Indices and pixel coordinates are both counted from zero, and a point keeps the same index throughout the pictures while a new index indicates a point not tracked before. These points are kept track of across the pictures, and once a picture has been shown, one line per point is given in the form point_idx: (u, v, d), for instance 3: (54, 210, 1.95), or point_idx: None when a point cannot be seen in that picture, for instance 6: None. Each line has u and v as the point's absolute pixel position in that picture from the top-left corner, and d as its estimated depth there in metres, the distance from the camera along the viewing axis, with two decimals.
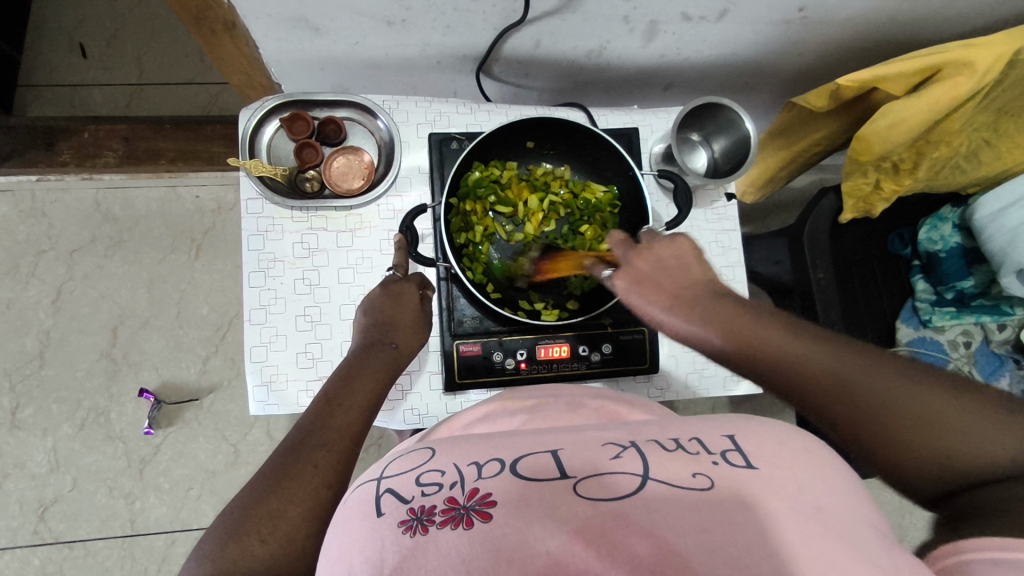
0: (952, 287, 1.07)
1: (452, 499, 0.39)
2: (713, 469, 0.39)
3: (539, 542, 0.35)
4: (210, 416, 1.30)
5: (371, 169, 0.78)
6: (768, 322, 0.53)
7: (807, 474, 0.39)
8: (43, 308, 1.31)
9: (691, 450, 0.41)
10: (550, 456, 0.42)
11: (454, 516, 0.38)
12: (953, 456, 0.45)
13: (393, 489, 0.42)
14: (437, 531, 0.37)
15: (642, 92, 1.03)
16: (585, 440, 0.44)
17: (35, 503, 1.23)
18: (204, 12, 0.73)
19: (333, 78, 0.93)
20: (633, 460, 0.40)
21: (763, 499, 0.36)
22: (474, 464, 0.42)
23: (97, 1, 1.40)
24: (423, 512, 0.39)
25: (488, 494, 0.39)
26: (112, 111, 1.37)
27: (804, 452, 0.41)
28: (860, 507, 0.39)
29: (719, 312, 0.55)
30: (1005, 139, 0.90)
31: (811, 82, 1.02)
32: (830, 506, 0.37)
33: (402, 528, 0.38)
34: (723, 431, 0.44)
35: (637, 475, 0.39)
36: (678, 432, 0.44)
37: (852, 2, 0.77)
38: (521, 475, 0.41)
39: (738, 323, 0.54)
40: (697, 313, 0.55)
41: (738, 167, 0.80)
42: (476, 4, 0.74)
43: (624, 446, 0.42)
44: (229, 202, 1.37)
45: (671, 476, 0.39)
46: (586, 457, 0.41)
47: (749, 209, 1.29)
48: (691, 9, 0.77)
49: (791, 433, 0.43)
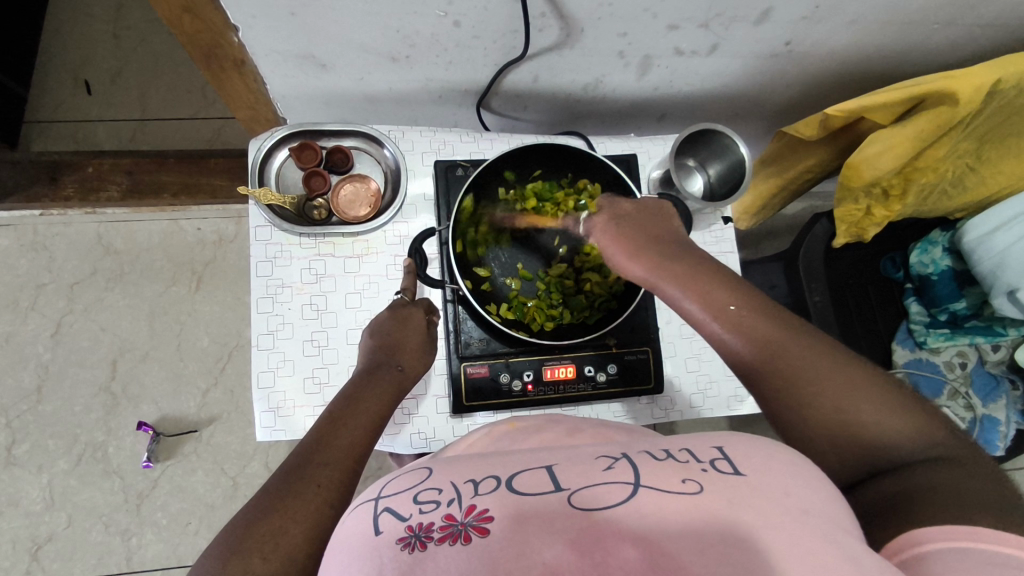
0: (946, 308, 1.09)
1: (450, 515, 0.39)
2: (702, 476, 0.39)
3: (537, 554, 0.35)
4: (208, 449, 1.28)
5: (377, 197, 0.80)
6: (728, 284, 0.57)
7: (796, 481, 0.39)
8: (42, 342, 1.30)
9: (681, 460, 0.42)
10: (545, 471, 0.42)
11: (452, 532, 0.38)
12: (865, 435, 0.49)
13: (392, 508, 0.41)
14: (436, 547, 0.37)
15: (638, 123, 1.07)
16: (579, 455, 0.44)
17: (29, 542, 1.20)
18: (216, 49, 0.76)
19: (339, 112, 0.96)
20: (624, 471, 0.41)
21: (754, 506, 0.37)
22: (470, 480, 0.42)
23: (105, 42, 1.44)
24: (422, 529, 0.39)
25: (485, 509, 0.39)
26: (116, 147, 1.39)
27: (788, 461, 0.41)
28: (846, 512, 0.39)
29: (688, 268, 0.59)
30: (989, 165, 0.93)
31: (799, 112, 1.06)
32: (816, 509, 0.37)
33: (401, 544, 0.38)
34: (710, 442, 0.44)
35: (629, 485, 0.39)
36: (668, 444, 0.45)
37: (834, 37, 0.82)
38: (517, 490, 0.40)
39: (694, 277, 0.59)
40: (661, 266, 0.61)
41: (734, 191, 0.83)
42: (477, 41, 0.77)
43: (616, 458, 0.43)
44: (230, 234, 1.38)
45: (662, 485, 0.39)
46: (579, 471, 0.41)
47: (744, 235, 1.32)
48: (683, 43, 0.80)
49: (775, 443, 0.44)
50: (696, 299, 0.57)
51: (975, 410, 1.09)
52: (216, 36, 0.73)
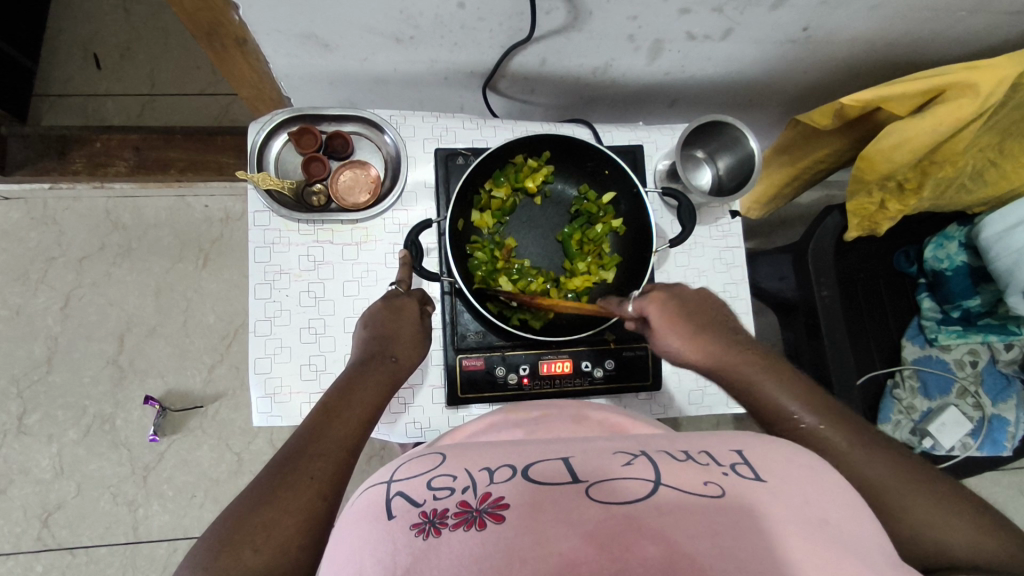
0: (958, 304, 1.05)
1: (464, 503, 0.38)
2: (723, 478, 0.38)
3: (554, 543, 0.34)
4: (214, 424, 1.30)
5: (376, 184, 0.79)
6: (769, 372, 0.61)
7: (813, 488, 0.39)
8: (51, 315, 1.32)
9: (700, 461, 0.41)
10: (562, 462, 0.41)
11: (467, 518, 0.37)
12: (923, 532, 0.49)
13: (405, 492, 0.41)
14: (449, 533, 0.36)
15: (648, 108, 1.04)
16: (597, 449, 0.43)
17: (39, 509, 1.24)
18: (216, 28, 0.74)
19: (342, 93, 0.95)
20: (644, 467, 0.40)
21: (773, 511, 0.36)
22: (486, 469, 0.41)
23: (111, 14, 1.42)
24: (436, 515, 0.37)
25: (501, 497, 0.38)
26: (123, 121, 1.39)
27: (809, 469, 0.41)
28: (862, 527, 0.38)
29: (730, 346, 0.63)
30: (1012, 159, 0.89)
31: (816, 100, 1.02)
32: (835, 519, 0.37)
33: (415, 530, 0.37)
34: (731, 446, 0.43)
35: (649, 481, 0.38)
36: (686, 444, 0.44)
37: (855, 22, 0.78)
38: (534, 479, 0.40)
39: (750, 374, 0.61)
40: (713, 349, 0.64)
41: (742, 185, 0.80)
42: (483, 22, 0.75)
43: (635, 454, 0.42)
44: (236, 212, 1.39)
45: (683, 483, 0.38)
46: (596, 464, 0.41)
47: (753, 223, 1.29)
48: (695, 28, 0.77)
49: (797, 452, 0.43)
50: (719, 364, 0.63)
51: (984, 409, 1.07)
52: (215, 14, 0.71)
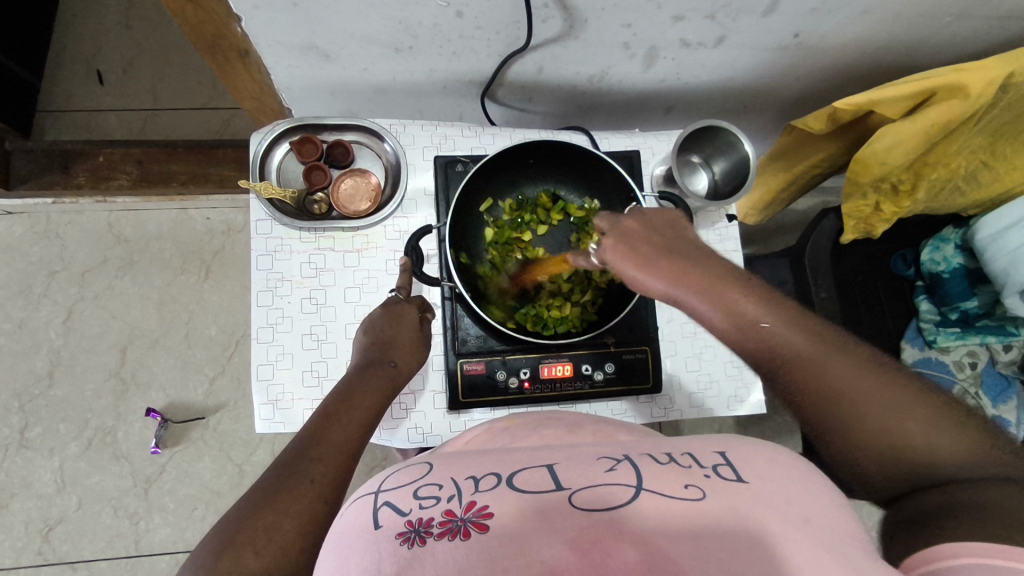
0: (956, 307, 1.06)
1: (449, 511, 0.38)
2: (705, 481, 0.39)
3: (535, 550, 0.34)
4: (215, 436, 1.30)
5: (377, 191, 0.80)
6: (757, 297, 0.53)
7: (797, 487, 0.39)
8: (54, 328, 1.33)
9: (684, 465, 0.41)
10: (546, 470, 0.41)
11: (452, 528, 0.37)
12: (914, 457, 0.47)
13: (391, 501, 0.40)
14: (434, 542, 0.36)
15: (644, 116, 1.06)
16: (581, 455, 0.43)
17: (41, 523, 1.24)
18: (219, 40, 0.76)
19: (343, 104, 0.96)
20: (627, 473, 0.40)
21: (756, 512, 0.36)
22: (471, 478, 0.41)
23: (115, 31, 1.44)
24: (421, 524, 0.37)
25: (485, 506, 0.38)
26: (126, 135, 1.41)
27: (793, 470, 0.41)
28: (846, 522, 0.37)
29: (712, 275, 0.55)
30: (1005, 160, 0.90)
31: (809, 105, 1.04)
32: (818, 516, 0.37)
33: (400, 539, 0.36)
34: (714, 448, 0.43)
35: (631, 486, 0.38)
36: (672, 447, 0.44)
37: (845, 28, 0.79)
38: (518, 487, 0.39)
39: (719, 287, 0.54)
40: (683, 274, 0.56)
41: (739, 189, 0.81)
42: (480, 31, 0.76)
43: (618, 460, 0.42)
44: (239, 224, 1.39)
45: (663, 488, 0.38)
46: (580, 471, 0.40)
47: (751, 229, 1.30)
48: (689, 35, 0.79)
49: (780, 452, 0.43)
50: (722, 310, 0.54)
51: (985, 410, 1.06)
52: (218, 27, 0.72)
